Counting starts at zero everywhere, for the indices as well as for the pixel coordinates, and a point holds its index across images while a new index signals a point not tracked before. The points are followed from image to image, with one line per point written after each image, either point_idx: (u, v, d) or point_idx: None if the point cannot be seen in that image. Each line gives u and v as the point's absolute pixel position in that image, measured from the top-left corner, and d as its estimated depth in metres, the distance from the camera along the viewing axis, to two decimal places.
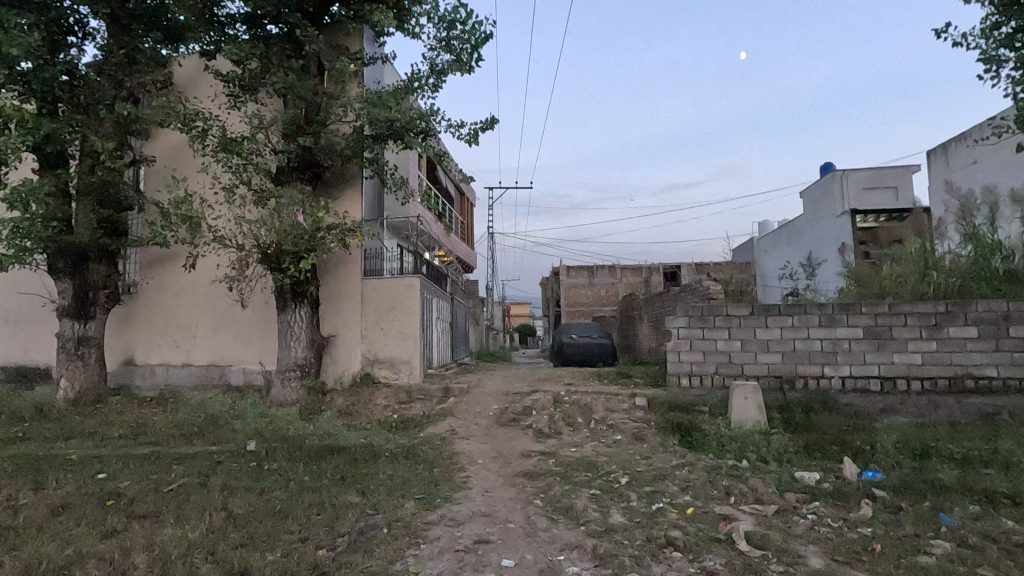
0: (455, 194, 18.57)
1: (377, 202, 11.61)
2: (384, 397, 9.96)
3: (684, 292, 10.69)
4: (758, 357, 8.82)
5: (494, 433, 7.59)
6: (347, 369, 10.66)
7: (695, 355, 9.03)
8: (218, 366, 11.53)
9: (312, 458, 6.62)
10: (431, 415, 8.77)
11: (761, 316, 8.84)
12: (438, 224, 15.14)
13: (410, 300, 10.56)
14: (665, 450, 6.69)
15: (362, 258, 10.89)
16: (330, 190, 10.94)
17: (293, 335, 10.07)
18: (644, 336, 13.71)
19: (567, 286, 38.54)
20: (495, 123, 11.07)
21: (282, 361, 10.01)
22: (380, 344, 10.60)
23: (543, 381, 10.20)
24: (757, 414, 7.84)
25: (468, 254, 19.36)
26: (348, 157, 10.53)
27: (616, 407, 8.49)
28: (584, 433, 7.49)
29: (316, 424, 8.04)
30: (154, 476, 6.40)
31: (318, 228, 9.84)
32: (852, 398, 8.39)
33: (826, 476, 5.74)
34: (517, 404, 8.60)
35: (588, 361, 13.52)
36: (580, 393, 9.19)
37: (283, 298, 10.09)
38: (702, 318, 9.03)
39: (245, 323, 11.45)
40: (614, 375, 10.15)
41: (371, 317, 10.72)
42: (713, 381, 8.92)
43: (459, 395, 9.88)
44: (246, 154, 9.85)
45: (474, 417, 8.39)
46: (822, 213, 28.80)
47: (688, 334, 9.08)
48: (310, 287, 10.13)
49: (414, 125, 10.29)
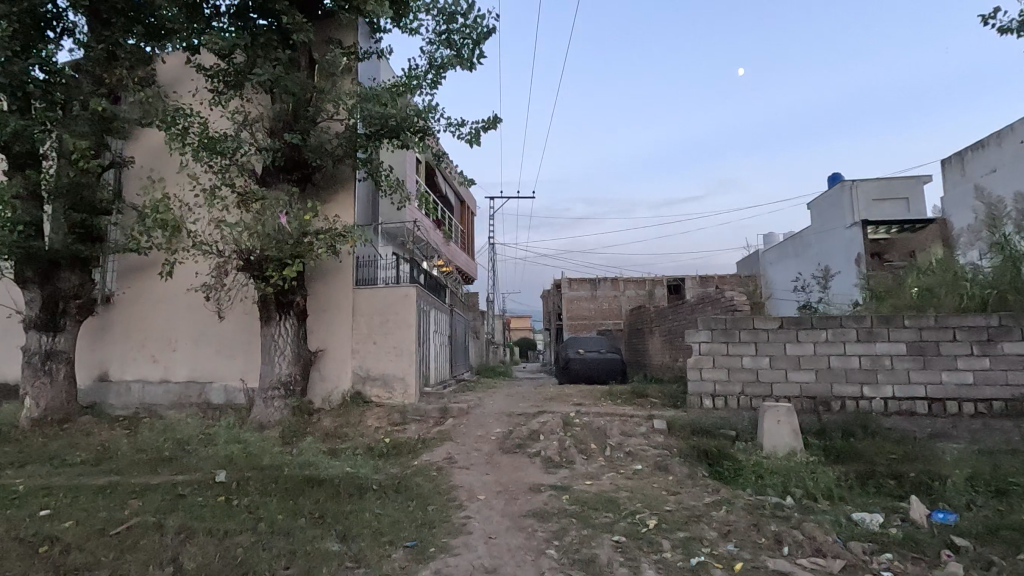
0: (455, 202, 17.85)
1: (371, 206, 10.84)
2: (376, 418, 9.10)
3: (703, 304, 9.88)
4: (788, 375, 7.99)
5: (497, 461, 6.73)
6: (336, 387, 9.80)
7: (718, 373, 8.19)
8: (198, 383, 10.67)
9: (288, 492, 5.76)
10: (428, 439, 7.92)
11: (792, 330, 8.02)
12: (437, 232, 14.38)
13: (405, 312, 9.72)
14: (695, 484, 5.82)
15: (354, 266, 10.10)
16: (320, 194, 10.18)
17: (278, 350, 9.23)
18: (656, 351, 12.86)
19: (569, 298, 37.76)
20: (498, 122, 10.33)
21: (264, 378, 9.15)
22: (373, 360, 9.75)
23: (549, 400, 9.34)
24: (793, 439, 6.97)
25: (468, 265, 18.58)
26: (341, 157, 9.79)
27: (633, 430, 7.63)
28: (599, 461, 6.64)
29: (299, 449, 7.19)
30: (103, 514, 5.51)
31: (306, 233, 9.06)
32: (897, 421, 7.55)
33: (890, 519, 4.88)
34: (522, 427, 7.74)
35: (596, 378, 12.64)
36: (592, 414, 8.33)
37: (267, 309, 9.26)
38: (726, 332, 8.20)
39: (227, 337, 10.62)
40: (627, 393, 9.30)
41: (364, 330, 9.88)
42: (739, 401, 8.08)
43: (457, 415, 9.03)
44: (229, 152, 9.09)
45: (474, 442, 7.53)
46: (832, 224, 28.09)
47: (710, 349, 8.25)
48: (296, 297, 9.32)
49: (411, 122, 9.55)
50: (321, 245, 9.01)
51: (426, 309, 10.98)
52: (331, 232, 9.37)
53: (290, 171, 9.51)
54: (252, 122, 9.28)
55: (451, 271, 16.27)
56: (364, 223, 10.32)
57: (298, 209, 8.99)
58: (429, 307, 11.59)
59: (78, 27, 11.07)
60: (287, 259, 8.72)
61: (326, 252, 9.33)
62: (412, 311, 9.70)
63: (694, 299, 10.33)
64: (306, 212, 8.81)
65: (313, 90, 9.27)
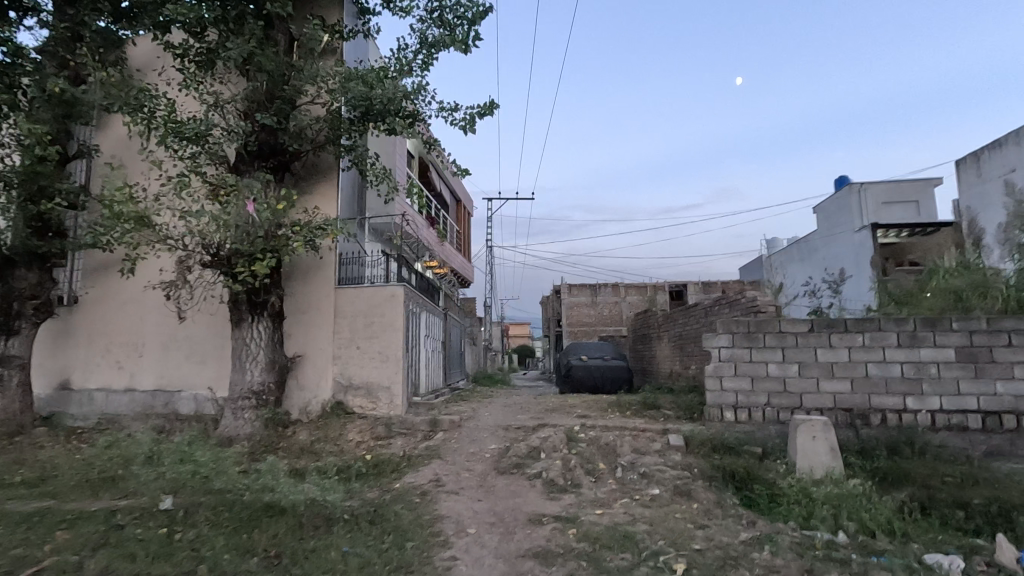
0: (450, 201, 17.02)
1: (357, 199, 9.97)
2: (358, 431, 8.19)
3: (720, 306, 8.99)
4: (820, 385, 7.09)
5: (492, 484, 5.82)
6: (316, 397, 8.88)
7: (740, 382, 7.30)
8: (165, 392, 9.74)
9: (243, 523, 4.84)
10: (414, 456, 7.01)
11: (824, 334, 7.13)
12: (430, 231, 13.50)
13: (392, 313, 8.80)
14: (725, 514, 4.91)
15: (337, 263, 9.21)
16: (300, 184, 9.31)
17: (250, 355, 8.33)
18: (665, 358, 11.96)
19: (568, 305, 36.88)
20: (495, 107, 9.47)
21: (234, 387, 8.24)
22: (355, 366, 8.83)
23: (551, 411, 8.44)
24: (830, 458, 6.08)
25: (465, 267, 17.74)
26: (322, 144, 8.94)
27: (646, 447, 6.72)
28: (609, 485, 5.72)
29: (265, 469, 6.27)
30: (16, 552, 4.58)
31: (281, 225, 8.22)
32: (946, 437, 6.65)
33: (974, 563, 3.96)
34: (520, 443, 6.83)
35: (600, 387, 11.73)
36: (598, 428, 7.42)
37: (238, 311, 8.36)
38: (749, 336, 7.32)
39: (198, 341, 9.72)
40: (637, 404, 8.39)
41: (346, 334, 8.96)
42: (765, 414, 7.18)
43: (448, 429, 8.12)
44: (198, 136, 8.21)
45: (466, 460, 6.62)
46: (839, 228, 27.32)
47: (731, 355, 7.36)
48: (272, 297, 8.45)
49: (399, 105, 8.70)
50: (298, 238, 8.14)
51: (416, 311, 10.08)
52: (309, 225, 8.50)
53: (266, 158, 8.64)
54: (224, 104, 8.40)
55: (446, 273, 15.38)
56: (349, 217, 9.44)
57: (273, 199, 8.11)
58: (419, 310, 10.67)
59: (42, 5, 10.19)
60: (258, 253, 7.85)
61: (304, 246, 8.45)
62: (399, 313, 8.77)
63: (709, 301, 9.44)
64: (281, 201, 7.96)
65: (291, 68, 8.42)
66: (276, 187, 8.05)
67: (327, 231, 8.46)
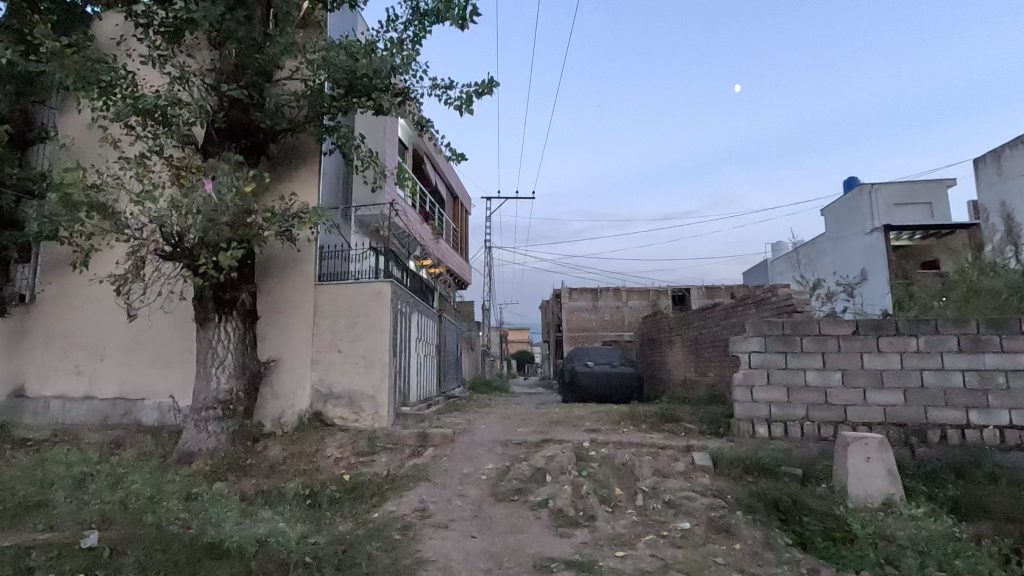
0: (447, 196, 16.10)
1: (341, 187, 9.04)
2: (337, 446, 7.23)
3: (744, 306, 8.06)
4: (868, 396, 6.15)
5: (488, 515, 4.86)
6: (292, 407, 7.91)
7: (774, 392, 6.37)
8: (127, 400, 8.76)
9: (176, 569, 3.85)
10: (398, 477, 6.04)
11: (872, 337, 6.20)
12: (424, 226, 12.58)
13: (377, 313, 7.82)
14: (779, 559, 3.95)
15: (317, 257, 8.27)
16: (277, 170, 8.38)
17: (215, 359, 7.36)
18: (678, 364, 11.01)
19: (568, 310, 35.88)
20: (495, 86, 8.58)
21: (198, 396, 7.27)
22: (337, 373, 7.87)
23: (556, 424, 7.48)
24: (887, 483, 5.17)
25: (461, 267, 16.81)
26: (301, 124, 8.01)
27: (668, 468, 5.77)
28: (629, 517, 4.76)
29: (220, 495, 5.30)
30: None
31: (249, 211, 7.31)
32: (1017, 458, 5.72)
33: None
34: (521, 463, 5.88)
35: (606, 396, 10.76)
36: (611, 445, 6.46)
37: (203, 309, 7.40)
38: (785, 339, 6.40)
39: (164, 344, 8.77)
40: (654, 416, 7.43)
41: (327, 337, 8.01)
42: (804, 430, 6.24)
43: (440, 444, 7.15)
44: (159, 112, 7.27)
45: (458, 484, 5.65)
46: (850, 230, 26.45)
47: (764, 362, 6.43)
48: (242, 294, 7.51)
49: (387, 81, 7.79)
50: (272, 228, 7.20)
51: (407, 312, 9.13)
52: (284, 213, 7.58)
53: (237, 138, 7.69)
54: (190, 76, 7.48)
55: (441, 272, 14.45)
56: (332, 206, 8.51)
57: (242, 183, 7.17)
58: (410, 311, 9.72)
59: None
60: (222, 243, 6.90)
61: (278, 237, 7.51)
62: (385, 313, 7.79)
63: (732, 301, 8.51)
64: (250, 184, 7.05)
65: (266, 37, 7.50)
66: (246, 168, 7.14)
67: (304, 220, 7.53)
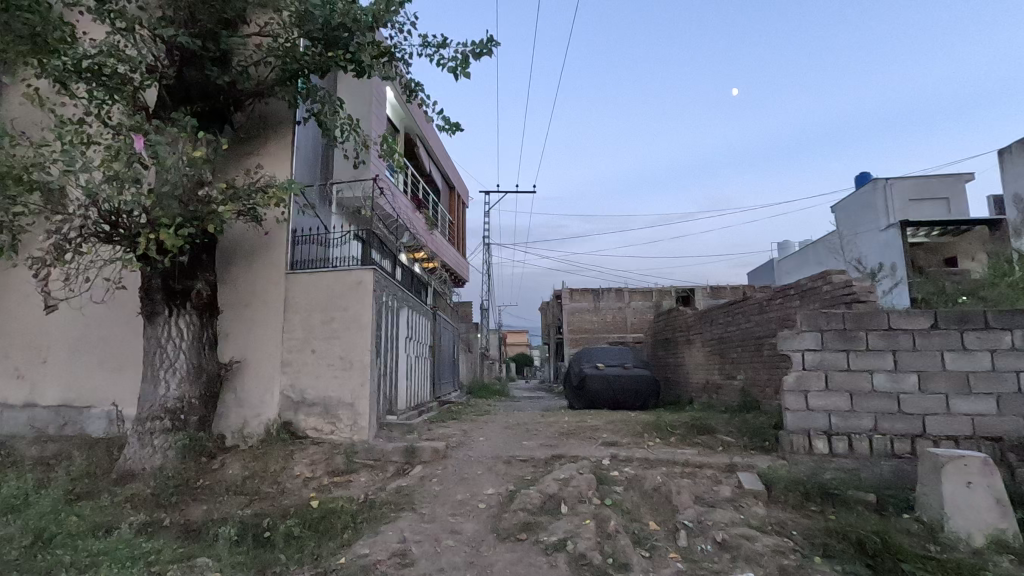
0: (442, 186, 15.02)
1: (320, 164, 7.93)
2: (308, 464, 6.07)
3: (785, 298, 6.95)
4: (952, 404, 5.04)
5: (489, 562, 3.71)
6: (258, 416, 6.77)
7: (834, 399, 5.26)
8: (71, 409, 7.60)
9: None
10: (376, 505, 4.89)
11: (954, 332, 5.11)
12: (417, 215, 11.46)
13: (356, 307, 6.67)
14: None
15: (291, 242, 7.15)
16: (245, 143, 7.27)
17: (164, 361, 6.21)
18: (699, 367, 9.87)
19: (569, 311, 34.81)
20: (494, 46, 7.49)
21: (143, 404, 6.12)
22: (310, 376, 6.72)
23: (567, 437, 6.33)
24: (996, 515, 4.04)
25: (459, 263, 15.77)
26: (270, 87, 6.87)
27: (712, 495, 4.64)
28: (674, 565, 3.63)
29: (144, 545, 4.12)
30: None
31: (202, 182, 6.03)
32: None
33: None
34: (529, 487, 4.73)
35: (619, 402, 9.59)
36: (637, 464, 5.32)
37: (150, 301, 6.25)
38: (846, 335, 5.31)
39: (115, 343, 7.63)
40: (683, 427, 6.30)
41: (299, 335, 6.86)
42: (873, 446, 5.12)
43: (430, 462, 5.99)
44: (99, 69, 6.11)
45: (449, 516, 4.51)
46: (863, 228, 25.43)
47: (820, 363, 5.33)
48: (198, 284, 6.36)
49: (370, 35, 6.67)
50: (229, 203, 5.98)
51: (394, 306, 7.98)
52: (246, 187, 6.37)
53: (193, 100, 6.49)
54: (136, 25, 6.17)
55: (435, 267, 13.33)
56: (307, 183, 7.39)
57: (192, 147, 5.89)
58: (399, 306, 8.56)
59: None
60: (164, 217, 5.59)
61: (238, 215, 6.31)
62: (366, 307, 6.64)
63: (768, 294, 7.39)
64: (201, 148, 5.79)
65: None
66: (198, 129, 5.86)
67: (269, 194, 6.29)
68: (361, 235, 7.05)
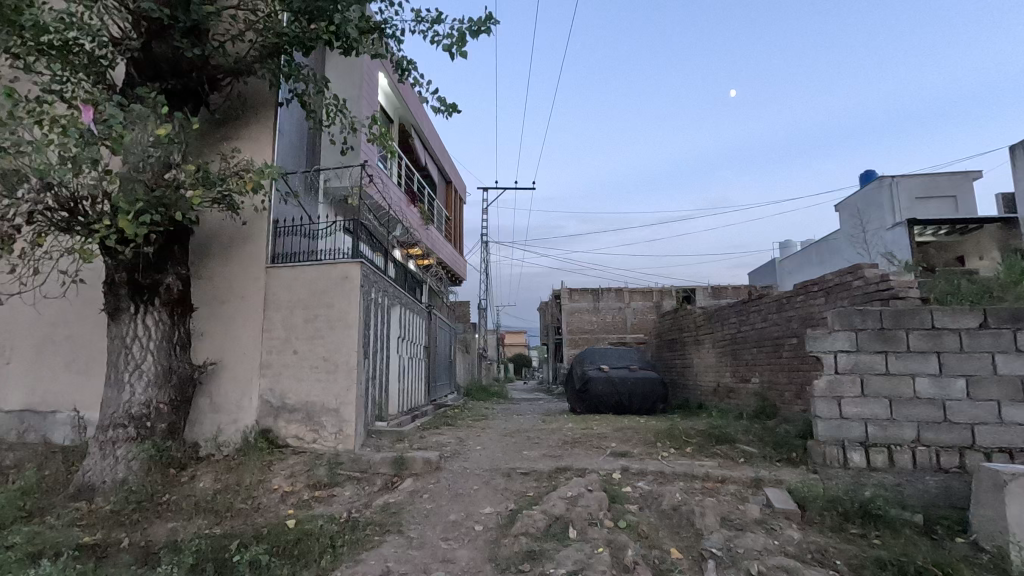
0: (439, 180, 14.47)
1: (305, 151, 7.37)
2: (287, 476, 5.51)
3: (807, 295, 6.41)
4: (1004, 412, 4.50)
5: None
6: (235, 422, 6.22)
7: (871, 405, 4.72)
8: (34, 414, 7.01)
9: None
10: (359, 526, 4.34)
11: (1006, 332, 4.58)
12: (411, 209, 10.91)
13: (342, 304, 6.10)
14: None
15: (271, 234, 6.58)
16: (223, 126, 6.71)
17: (130, 362, 5.64)
18: (710, 369, 9.32)
19: (568, 311, 34.29)
20: (492, 23, 6.96)
21: (105, 410, 5.55)
22: (291, 380, 6.15)
23: (572, 447, 5.78)
24: None
25: (456, 260, 15.26)
26: (249, 64, 6.31)
27: (739, 515, 4.09)
28: None
29: None
30: None
31: (170, 164, 5.43)
32: None
33: None
34: (531, 507, 4.18)
35: (624, 406, 9.03)
36: (652, 478, 4.77)
37: (114, 296, 5.68)
38: (883, 335, 4.78)
39: (82, 343, 7.04)
40: (699, 435, 5.75)
41: (279, 335, 6.30)
42: (915, 458, 4.57)
43: (421, 474, 5.43)
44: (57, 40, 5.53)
45: (441, 541, 3.95)
46: (868, 226, 24.95)
47: (855, 366, 4.79)
48: (168, 278, 5.79)
49: (358, 8, 6.12)
50: (199, 188, 5.39)
51: (385, 304, 7.43)
52: (220, 171, 5.79)
53: (164, 76, 5.92)
54: None
55: (431, 263, 12.79)
56: (291, 169, 6.83)
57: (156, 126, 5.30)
58: (391, 303, 8.00)
59: None
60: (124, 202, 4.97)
61: (211, 200, 5.73)
62: (352, 304, 6.07)
63: (788, 291, 6.86)
64: (167, 125, 5.17)
65: None
66: (163, 104, 5.24)
67: (245, 178, 5.71)
68: (348, 226, 6.49)
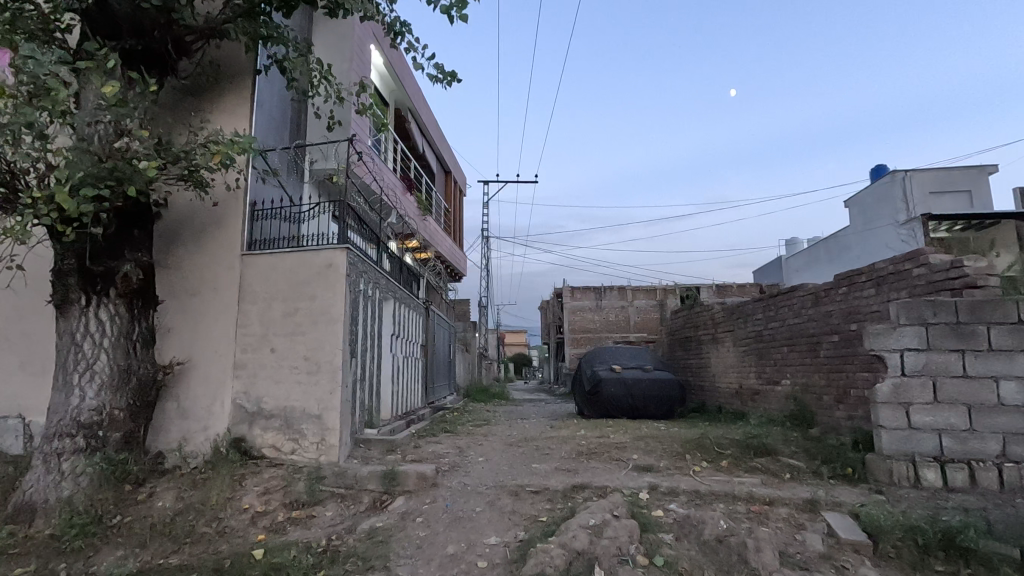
0: (437, 169, 13.72)
1: (288, 127, 6.62)
2: (260, 493, 4.76)
3: (852, 286, 5.66)
4: None
5: None
6: (205, 430, 5.48)
7: (947, 414, 4.00)
8: None
9: None
10: (338, 559, 3.60)
11: None
12: (408, 198, 10.19)
13: (325, 296, 5.35)
14: None
15: (248, 218, 5.84)
16: (194, 96, 5.95)
17: (80, 361, 4.92)
18: (731, 369, 8.60)
19: (570, 310, 33.56)
20: None
21: (51, 416, 4.83)
22: (268, 382, 5.40)
23: (589, 460, 5.04)
24: None
25: (456, 255, 14.54)
26: (220, 22, 5.44)
27: (801, 550, 3.35)
28: None
29: None
30: None
31: (123, 132, 4.66)
32: None
33: None
34: (546, 539, 3.43)
35: (638, 410, 8.29)
36: (687, 500, 4.03)
37: (63, 286, 4.95)
38: (960, 332, 4.05)
39: (38, 341, 6.30)
40: (734, 446, 5.03)
41: (255, 331, 5.55)
42: (1003, 477, 3.85)
43: (415, 492, 4.69)
44: None
45: None
46: (879, 223, 24.17)
47: (926, 367, 4.07)
48: (125, 266, 5.04)
49: None
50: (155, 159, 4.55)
51: (378, 297, 6.68)
52: (183, 150, 5.02)
53: (121, 35, 5.16)
54: None
55: (429, 257, 12.07)
56: (271, 146, 6.08)
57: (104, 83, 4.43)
58: (384, 298, 7.25)
59: None
60: (65, 174, 4.22)
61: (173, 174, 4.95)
62: (337, 296, 5.32)
63: (827, 283, 6.12)
64: (115, 83, 4.30)
65: None
66: (112, 60, 4.44)
67: (213, 149, 4.88)
68: (333, 207, 5.73)
